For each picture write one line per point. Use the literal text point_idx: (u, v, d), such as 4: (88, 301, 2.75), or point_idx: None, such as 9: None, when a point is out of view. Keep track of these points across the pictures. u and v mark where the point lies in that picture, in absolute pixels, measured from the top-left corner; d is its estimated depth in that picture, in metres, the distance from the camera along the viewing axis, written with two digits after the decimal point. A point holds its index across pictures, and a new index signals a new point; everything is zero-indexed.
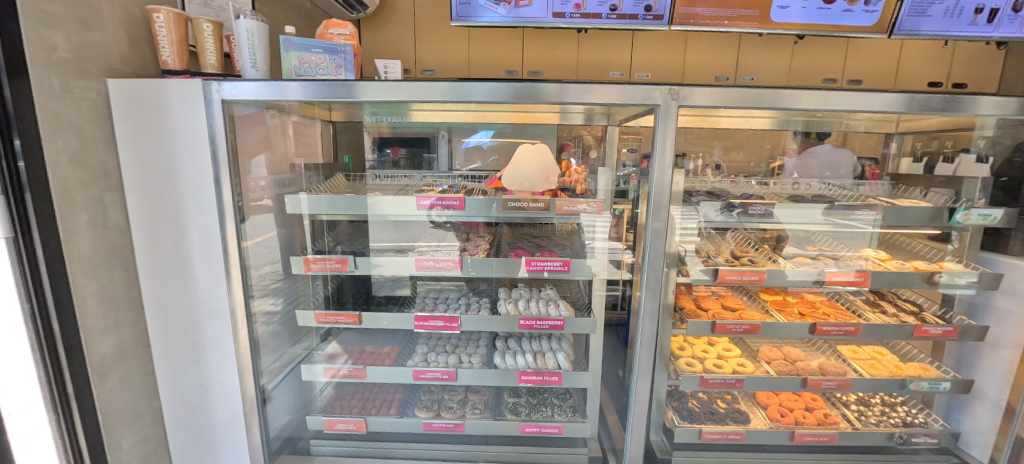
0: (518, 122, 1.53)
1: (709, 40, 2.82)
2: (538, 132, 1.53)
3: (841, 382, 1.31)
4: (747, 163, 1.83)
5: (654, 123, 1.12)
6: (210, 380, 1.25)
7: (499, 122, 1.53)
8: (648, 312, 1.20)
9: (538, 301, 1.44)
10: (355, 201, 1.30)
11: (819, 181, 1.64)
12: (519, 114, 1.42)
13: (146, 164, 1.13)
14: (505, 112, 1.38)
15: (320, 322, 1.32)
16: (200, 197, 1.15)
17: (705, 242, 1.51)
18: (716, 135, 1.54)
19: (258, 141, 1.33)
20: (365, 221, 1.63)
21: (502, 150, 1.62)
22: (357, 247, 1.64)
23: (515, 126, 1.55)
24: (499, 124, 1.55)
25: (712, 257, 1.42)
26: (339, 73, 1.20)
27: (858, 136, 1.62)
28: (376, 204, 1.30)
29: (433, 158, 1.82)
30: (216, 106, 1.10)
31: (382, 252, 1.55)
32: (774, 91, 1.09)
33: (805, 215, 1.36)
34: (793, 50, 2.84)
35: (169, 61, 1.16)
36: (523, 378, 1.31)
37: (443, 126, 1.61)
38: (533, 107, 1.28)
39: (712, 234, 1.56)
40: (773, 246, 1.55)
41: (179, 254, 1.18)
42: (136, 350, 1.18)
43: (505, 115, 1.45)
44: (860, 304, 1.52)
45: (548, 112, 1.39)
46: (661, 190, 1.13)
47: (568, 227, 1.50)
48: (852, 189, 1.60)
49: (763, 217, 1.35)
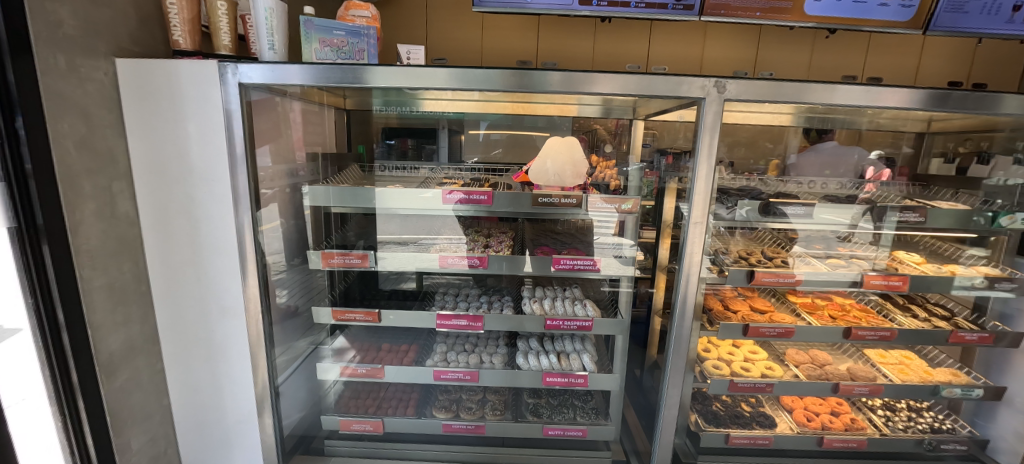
0: (513, 114, 1.55)
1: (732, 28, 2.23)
2: (540, 124, 1.57)
3: (874, 388, 1.28)
4: (746, 161, 1.69)
5: (698, 116, 1.07)
6: (221, 377, 1.19)
7: (497, 113, 1.54)
8: (684, 310, 1.18)
9: (564, 300, 1.38)
10: (367, 192, 1.26)
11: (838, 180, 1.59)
12: (516, 104, 1.42)
13: (155, 152, 1.05)
14: (504, 102, 1.38)
15: (337, 319, 1.26)
16: (214, 186, 1.07)
17: (716, 241, 1.46)
18: (736, 131, 1.51)
19: (268, 127, 1.26)
20: (373, 215, 1.55)
21: (507, 143, 1.65)
22: (371, 241, 1.56)
23: (511, 118, 1.58)
24: (494, 116, 1.57)
25: (721, 256, 1.37)
26: (362, 58, 1.13)
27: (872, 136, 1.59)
28: (386, 196, 1.24)
29: (435, 150, 1.70)
30: (232, 89, 1.02)
31: (384, 245, 1.51)
32: (810, 85, 1.06)
33: (818, 219, 1.34)
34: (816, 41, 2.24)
35: (181, 41, 1.10)
36: (548, 380, 1.26)
37: (444, 116, 1.57)
38: (529, 97, 1.28)
39: (723, 233, 1.48)
40: (783, 245, 1.48)
41: (190, 246, 1.11)
42: (146, 347, 1.13)
43: (500, 105, 1.45)
44: (889, 306, 1.47)
45: (544, 103, 1.40)
46: (702, 187, 1.10)
47: (577, 223, 1.44)
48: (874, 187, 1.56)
49: (776, 217, 1.32)
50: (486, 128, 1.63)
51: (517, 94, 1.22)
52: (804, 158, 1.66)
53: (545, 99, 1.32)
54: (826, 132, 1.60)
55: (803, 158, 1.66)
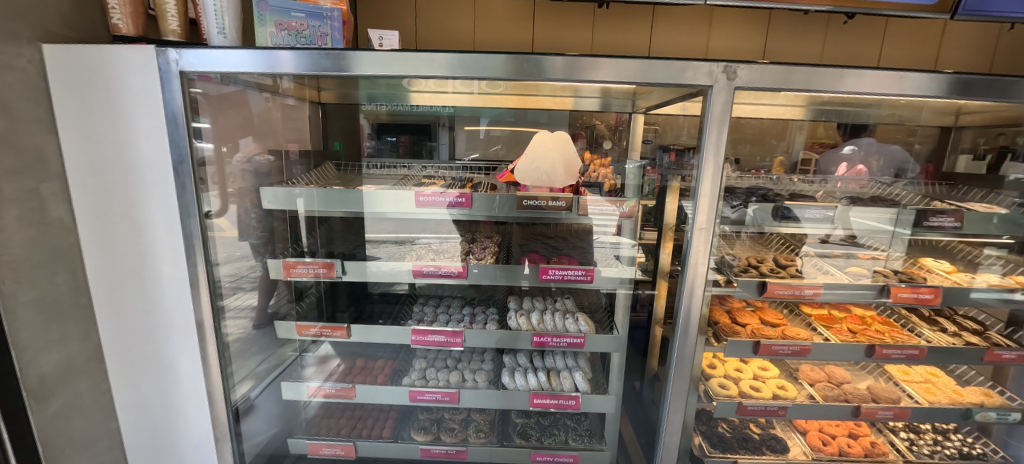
0: (518, 106, 1.38)
1: (741, 11, 2.04)
2: (540, 120, 1.41)
3: (899, 411, 1.14)
4: (753, 158, 1.56)
5: (703, 107, 0.94)
6: (174, 397, 1.08)
7: (498, 107, 1.39)
8: (687, 327, 1.06)
9: (554, 313, 1.24)
10: (354, 194, 1.11)
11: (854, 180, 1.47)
12: (522, 97, 1.32)
13: (92, 150, 0.94)
14: (507, 94, 1.27)
15: (303, 335, 1.15)
16: (158, 188, 0.96)
17: (722, 243, 1.34)
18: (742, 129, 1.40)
19: (226, 123, 1.14)
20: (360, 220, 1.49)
21: (508, 140, 1.49)
22: (353, 246, 1.49)
23: (515, 113, 1.42)
24: (495, 110, 1.43)
25: (727, 263, 1.24)
26: (325, 43, 1.00)
27: (887, 130, 1.51)
28: (374, 197, 1.10)
29: (436, 147, 1.57)
30: (173, 78, 0.90)
31: (381, 244, 1.41)
32: (834, 71, 0.92)
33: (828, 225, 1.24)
34: (830, 25, 2.05)
35: (121, 25, 0.99)
36: (535, 402, 1.14)
37: (444, 112, 1.46)
38: (535, 89, 1.18)
39: (729, 234, 1.36)
40: (789, 251, 1.37)
41: (135, 255, 0.99)
42: (88, 366, 1.01)
43: (510, 97, 1.31)
44: (915, 319, 1.33)
45: (554, 95, 1.30)
46: (708, 189, 0.97)
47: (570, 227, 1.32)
48: (886, 187, 1.45)
49: (781, 218, 1.20)
50: (487, 125, 1.48)
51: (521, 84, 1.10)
52: (838, 154, 1.51)
53: (551, 91, 1.23)
54: (867, 127, 1.47)
55: (841, 153, 1.51)
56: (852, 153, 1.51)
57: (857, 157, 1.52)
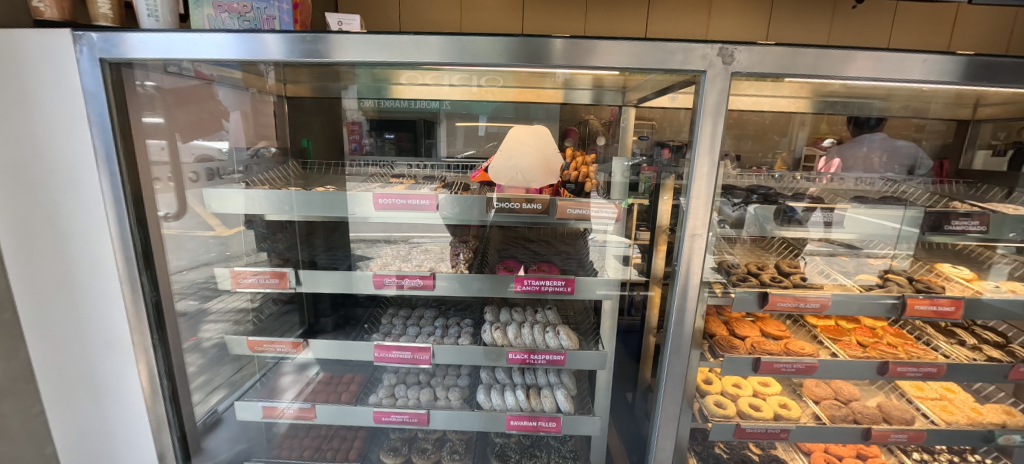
0: (519, 100, 1.27)
1: None
2: (538, 116, 1.31)
3: (913, 434, 1.04)
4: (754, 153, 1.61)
5: (697, 96, 0.83)
6: (115, 418, 0.98)
7: (495, 100, 1.29)
8: (678, 342, 0.95)
9: (533, 326, 1.13)
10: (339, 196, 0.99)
11: (856, 177, 1.38)
12: (524, 89, 1.18)
13: (8, 148, 0.83)
14: (511, 87, 1.15)
15: (254, 351, 1.06)
16: (84, 189, 0.86)
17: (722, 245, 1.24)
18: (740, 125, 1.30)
19: (177, 118, 1.05)
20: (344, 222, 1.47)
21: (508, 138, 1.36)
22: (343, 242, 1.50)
23: (515, 108, 1.31)
24: (491, 104, 1.33)
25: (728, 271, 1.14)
26: (272, 27, 0.89)
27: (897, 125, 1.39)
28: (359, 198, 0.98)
29: (434, 144, 1.49)
30: (92, 65, 0.80)
31: (372, 244, 1.33)
32: (845, 53, 0.81)
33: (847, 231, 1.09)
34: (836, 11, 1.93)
35: (45, 10, 0.86)
36: (513, 424, 1.04)
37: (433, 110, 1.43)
38: (540, 80, 1.07)
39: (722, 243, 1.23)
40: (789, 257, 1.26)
41: (63, 264, 0.89)
42: (15, 389, 0.91)
43: (507, 91, 1.20)
44: (932, 333, 1.22)
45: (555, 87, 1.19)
46: (701, 189, 0.86)
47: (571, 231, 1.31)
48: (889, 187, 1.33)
49: (786, 222, 1.11)
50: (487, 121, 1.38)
51: (525, 75, 0.99)
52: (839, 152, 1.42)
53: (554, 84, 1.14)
54: (875, 121, 1.34)
55: (848, 149, 1.40)
56: (844, 148, 1.40)
57: (851, 152, 1.40)
